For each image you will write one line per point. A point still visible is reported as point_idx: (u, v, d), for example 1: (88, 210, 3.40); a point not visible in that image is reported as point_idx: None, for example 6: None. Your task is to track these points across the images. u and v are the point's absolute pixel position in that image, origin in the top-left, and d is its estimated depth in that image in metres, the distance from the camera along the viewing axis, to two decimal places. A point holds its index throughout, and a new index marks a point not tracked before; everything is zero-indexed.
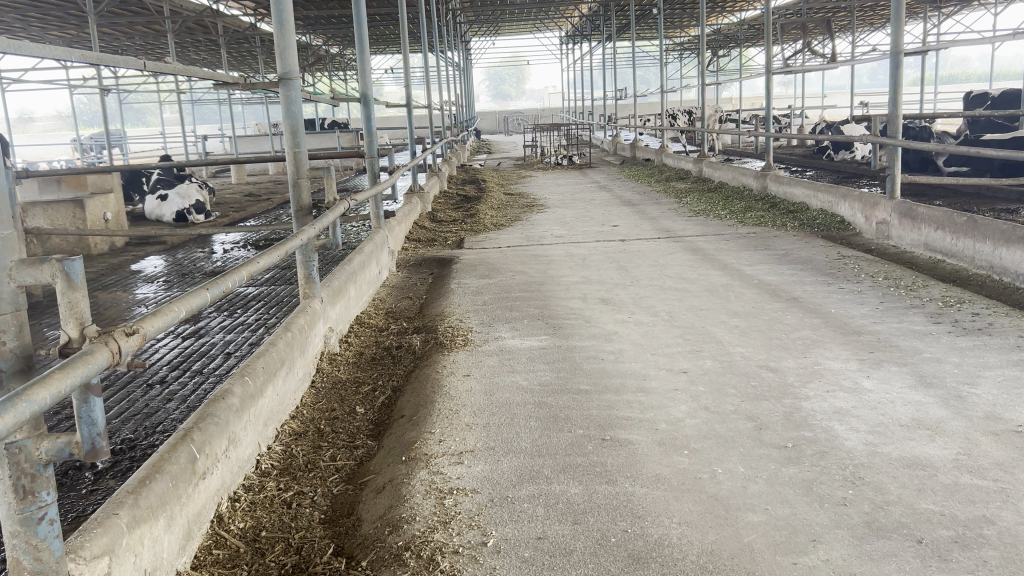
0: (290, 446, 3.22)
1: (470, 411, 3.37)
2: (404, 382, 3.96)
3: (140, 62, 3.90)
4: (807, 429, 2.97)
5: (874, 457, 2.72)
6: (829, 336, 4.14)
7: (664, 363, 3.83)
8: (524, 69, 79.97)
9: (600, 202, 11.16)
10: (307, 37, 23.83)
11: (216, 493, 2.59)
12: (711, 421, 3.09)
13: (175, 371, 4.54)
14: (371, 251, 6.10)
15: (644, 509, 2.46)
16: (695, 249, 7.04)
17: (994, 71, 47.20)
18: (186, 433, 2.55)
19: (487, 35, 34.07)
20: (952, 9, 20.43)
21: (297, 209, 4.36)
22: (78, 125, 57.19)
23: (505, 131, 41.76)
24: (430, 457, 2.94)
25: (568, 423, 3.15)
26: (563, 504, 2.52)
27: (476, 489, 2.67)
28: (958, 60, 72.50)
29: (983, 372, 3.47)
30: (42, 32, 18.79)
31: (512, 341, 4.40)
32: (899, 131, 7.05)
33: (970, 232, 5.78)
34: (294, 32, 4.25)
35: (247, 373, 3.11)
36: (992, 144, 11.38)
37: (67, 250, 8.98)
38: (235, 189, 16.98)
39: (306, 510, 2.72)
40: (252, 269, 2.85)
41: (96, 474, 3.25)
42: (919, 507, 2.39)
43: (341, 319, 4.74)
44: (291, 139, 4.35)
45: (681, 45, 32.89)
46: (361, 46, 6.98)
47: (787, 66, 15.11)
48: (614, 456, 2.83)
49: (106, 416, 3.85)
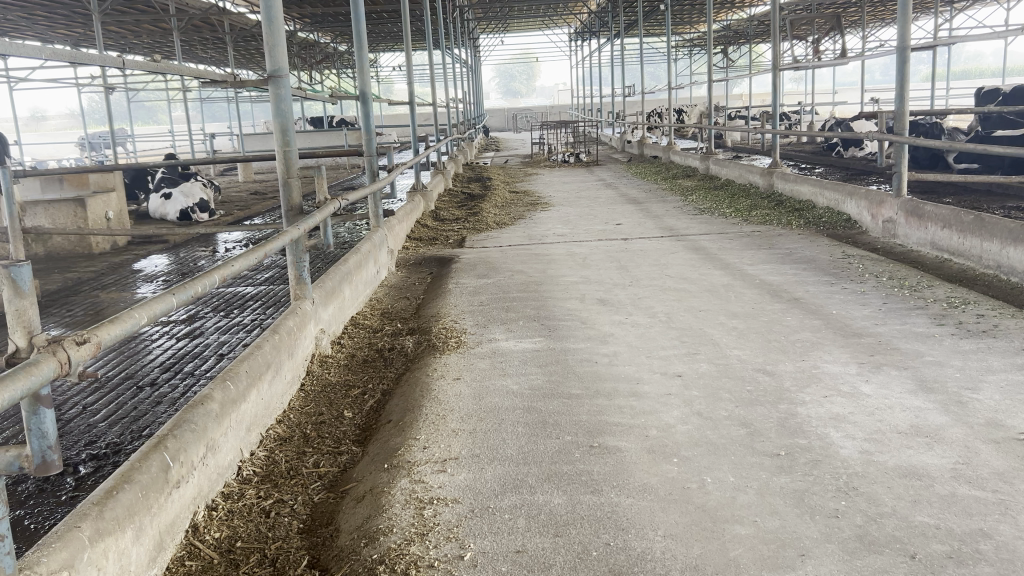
0: (274, 452, 3.16)
1: (458, 417, 3.30)
2: (394, 387, 3.89)
3: (125, 59, 3.83)
4: (802, 436, 2.89)
5: (870, 466, 2.63)
6: (829, 337, 4.05)
7: (659, 366, 3.75)
8: (534, 67, 79.84)
9: (605, 200, 11.08)
10: (314, 35, 23.82)
11: (192, 501, 2.53)
12: (704, 427, 3.01)
13: (166, 372, 4.49)
14: (369, 250, 6.03)
15: (628, 520, 2.38)
16: (698, 248, 6.92)
17: (1008, 67, 46.52)
18: (159, 441, 2.48)
19: (496, 33, 34.03)
20: (964, 4, 20.17)
21: (287, 208, 4.30)
22: (88, 125, 57.62)
23: (515, 128, 41.74)
24: (412, 465, 2.87)
25: (556, 429, 3.08)
26: (545, 516, 2.44)
27: (457, 499, 2.60)
28: (971, 55, 71.88)
29: (986, 376, 3.36)
30: (49, 30, 18.88)
31: (506, 343, 4.33)
32: (906, 128, 6.92)
33: (977, 232, 5.66)
34: (283, 29, 4.18)
35: (228, 377, 3.05)
36: (1003, 140, 11.24)
37: (70, 249, 8.99)
38: (241, 187, 17.00)
39: (284, 519, 2.65)
40: (227, 273, 2.79)
41: (78, 479, 3.18)
42: (914, 520, 2.30)
43: (334, 320, 4.67)
44: (281, 136, 4.29)
45: (691, 41, 32.67)
46: (360, 44, 6.88)
47: (797, 61, 14.88)
48: (601, 464, 2.75)
49: (93, 419, 3.81)
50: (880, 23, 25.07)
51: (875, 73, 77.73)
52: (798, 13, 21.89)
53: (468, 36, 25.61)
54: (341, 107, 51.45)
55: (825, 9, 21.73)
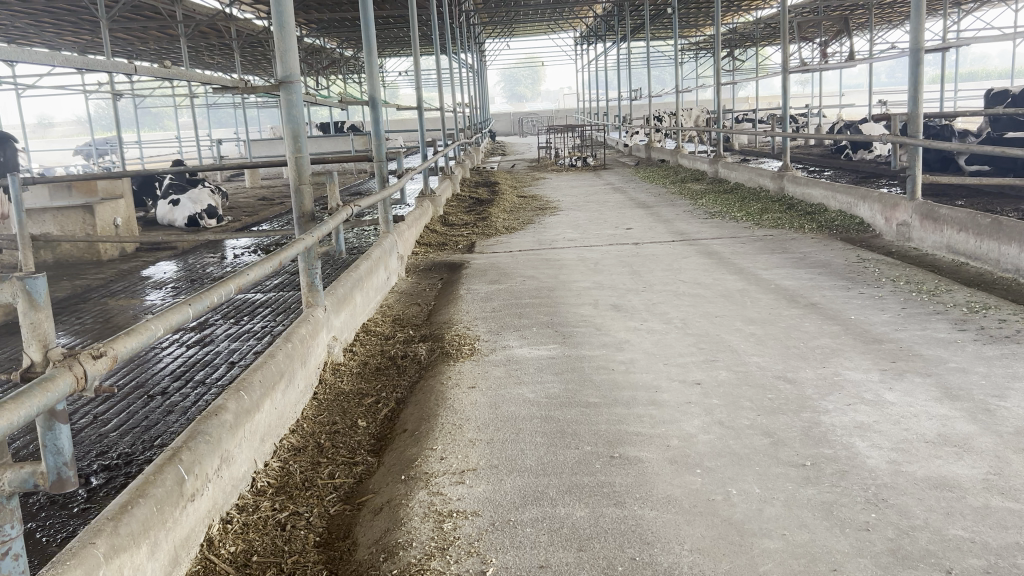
0: (288, 463, 3.11)
1: (475, 426, 3.24)
2: (408, 395, 3.84)
3: (137, 66, 3.80)
4: (827, 446, 2.82)
5: (898, 477, 2.57)
6: (849, 343, 3.98)
7: (677, 374, 3.69)
8: (539, 71, 80.15)
9: (614, 204, 11.04)
10: (320, 40, 23.86)
11: (206, 515, 2.49)
12: (726, 437, 2.95)
13: (176, 381, 4.44)
14: (379, 256, 5.99)
15: (653, 534, 2.33)
16: (710, 252, 6.88)
17: (1015, 69, 46.37)
18: (174, 453, 2.43)
19: (501, 37, 34.10)
20: (972, 6, 20.07)
21: (299, 215, 4.27)
22: (96, 131, 57.96)
23: (521, 132, 41.77)
24: (430, 476, 2.82)
25: (576, 439, 3.02)
26: (568, 529, 2.39)
27: (477, 511, 2.55)
28: (977, 56, 71.82)
29: (1013, 384, 3.29)
30: (57, 37, 18.96)
31: (521, 351, 4.27)
32: (920, 130, 6.84)
33: (994, 235, 5.58)
34: (295, 35, 4.15)
35: (242, 388, 3.00)
36: (1015, 142, 11.16)
37: (79, 256, 9.01)
38: (250, 193, 17.04)
39: (301, 532, 2.61)
40: (243, 283, 2.74)
41: (90, 491, 3.14)
42: (947, 533, 2.24)
43: (346, 328, 4.62)
44: (292, 143, 4.23)
45: (697, 44, 32.62)
46: (368, 48, 6.83)
47: (805, 65, 14.23)
48: (623, 476, 2.70)
49: (104, 430, 3.77)
50: (887, 25, 25.02)
51: (882, 75, 77.70)
52: (805, 14, 21.87)
53: (473, 41, 25.63)
54: (347, 111, 51.65)
55: (832, 11, 21.69)
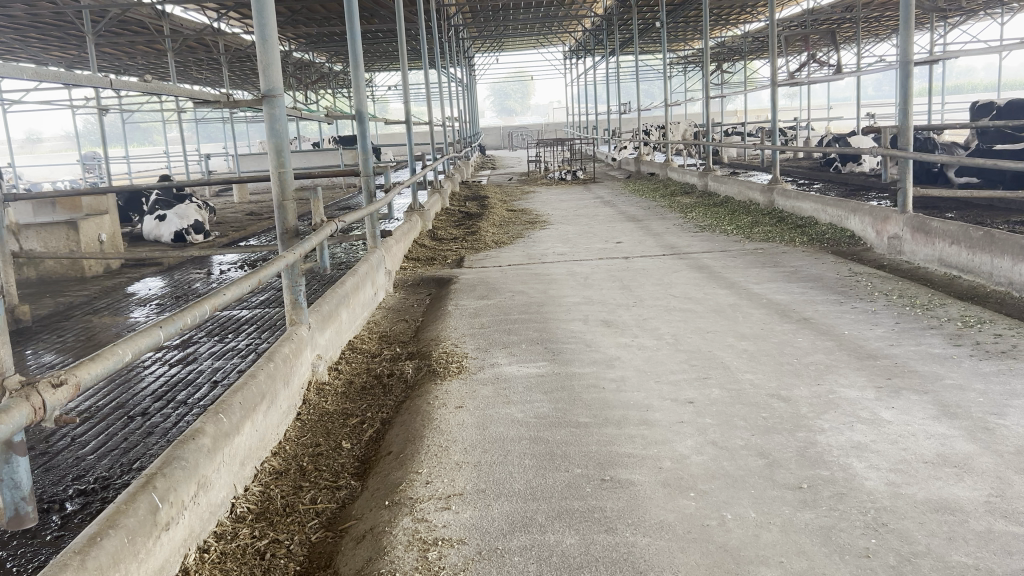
0: (269, 488, 3.00)
1: (461, 448, 3.15)
2: (394, 415, 3.75)
3: (115, 77, 3.70)
4: (824, 468, 2.75)
5: (897, 500, 2.50)
6: (843, 360, 3.91)
7: (669, 392, 3.60)
8: (528, 86, 80.99)
9: (603, 217, 11.00)
10: (309, 55, 23.86)
11: (183, 544, 2.39)
12: (720, 458, 2.87)
13: (158, 402, 4.33)
14: (365, 272, 5.87)
15: (646, 562, 2.24)
16: (700, 266, 6.82)
17: (1002, 86, 46.86)
18: (148, 480, 2.33)
19: (489, 52, 34.27)
20: (959, 19, 20.26)
21: (283, 232, 4.16)
22: (83, 145, 57.92)
23: (511, 146, 41.95)
24: (415, 501, 2.73)
25: (566, 462, 2.93)
26: (557, 558, 2.30)
27: (462, 539, 2.45)
28: (963, 69, 72.60)
29: (1011, 401, 3.22)
30: (43, 53, 18.84)
31: (510, 368, 4.19)
32: (910, 144, 6.80)
33: (987, 248, 5.54)
34: (278, 48, 4.07)
35: (221, 410, 2.89)
36: (1004, 153, 11.17)
37: (63, 272, 8.88)
38: (238, 208, 16.95)
39: (280, 561, 2.51)
40: (219, 302, 2.64)
41: (63, 517, 3.03)
42: (951, 560, 2.16)
43: (331, 345, 4.52)
44: (276, 158, 4.12)
45: (686, 58, 32.86)
46: (355, 61, 6.73)
47: (795, 77, 13.81)
48: (614, 500, 2.61)
49: (81, 453, 3.66)
50: (875, 39, 25.29)
51: (870, 88, 78.29)
52: (793, 28, 21.94)
53: (462, 54, 25.70)
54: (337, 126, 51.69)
55: (820, 26, 21.81)
